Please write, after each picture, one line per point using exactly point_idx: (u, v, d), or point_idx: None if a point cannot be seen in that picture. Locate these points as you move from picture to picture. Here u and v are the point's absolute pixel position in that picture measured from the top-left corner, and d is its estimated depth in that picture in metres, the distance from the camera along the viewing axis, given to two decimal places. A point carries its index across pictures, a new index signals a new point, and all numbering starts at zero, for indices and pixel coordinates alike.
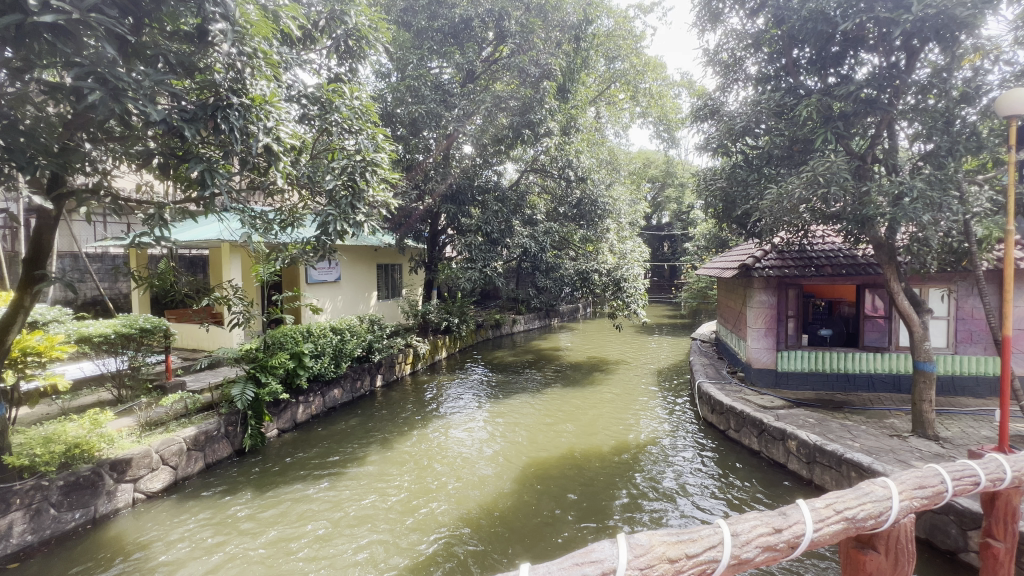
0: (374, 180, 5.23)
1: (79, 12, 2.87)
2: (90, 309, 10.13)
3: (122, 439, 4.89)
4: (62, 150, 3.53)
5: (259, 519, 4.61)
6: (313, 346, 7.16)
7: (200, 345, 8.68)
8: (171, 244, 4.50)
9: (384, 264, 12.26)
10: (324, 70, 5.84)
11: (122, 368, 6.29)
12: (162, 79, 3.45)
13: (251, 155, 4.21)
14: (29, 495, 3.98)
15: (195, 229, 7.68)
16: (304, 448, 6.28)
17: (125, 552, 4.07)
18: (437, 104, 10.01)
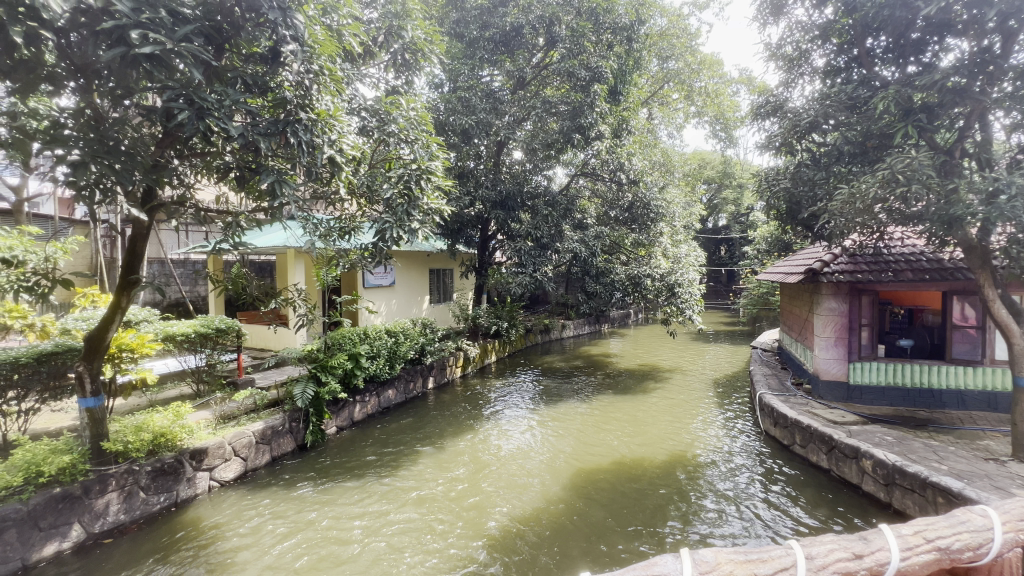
0: (428, 187, 5.38)
1: (173, 43, 3.20)
2: (174, 311, 11.10)
3: (200, 430, 5.30)
4: (154, 167, 3.91)
5: (320, 511, 4.83)
6: (369, 347, 7.46)
7: (268, 345, 9.28)
8: (244, 251, 4.85)
9: (436, 269, 12.55)
10: (382, 83, 6.08)
11: (201, 365, 6.84)
12: (239, 97, 3.75)
13: (316, 167, 4.46)
14: (123, 478, 4.40)
15: (265, 236, 8.24)
16: (360, 445, 6.54)
17: (200, 533, 4.41)
18: (488, 112, 10.21)
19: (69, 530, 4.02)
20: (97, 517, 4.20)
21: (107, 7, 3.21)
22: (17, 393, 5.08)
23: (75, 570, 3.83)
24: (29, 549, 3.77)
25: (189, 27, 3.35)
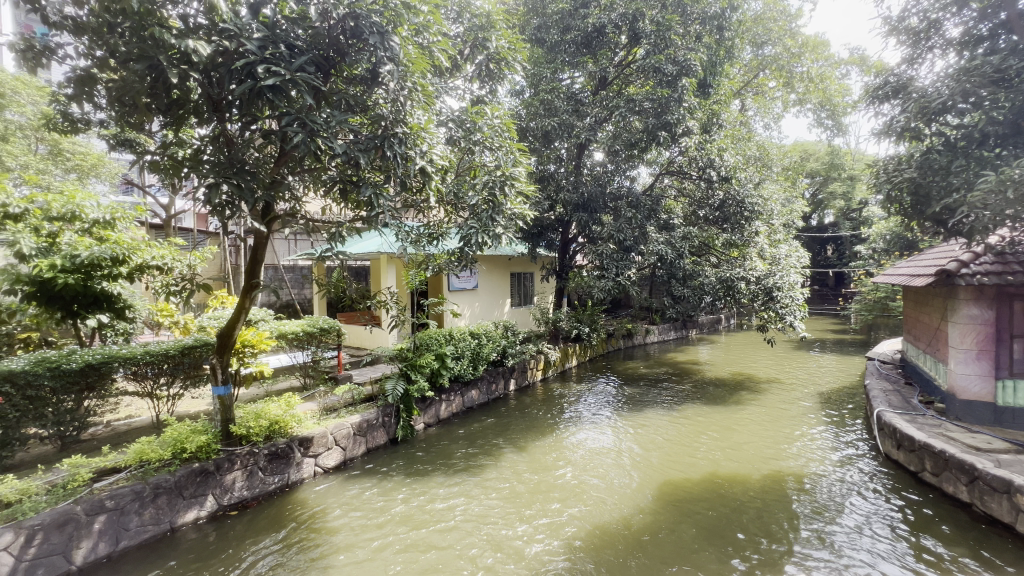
0: (511, 193, 5.50)
1: (291, 74, 3.62)
2: (284, 310, 12.38)
3: (307, 420, 5.86)
4: (272, 183, 4.40)
5: (410, 501, 5.09)
6: (454, 348, 7.78)
7: (364, 343, 10.03)
8: (345, 258, 5.28)
9: (517, 272, 12.73)
10: (467, 93, 6.31)
11: (307, 360, 7.58)
12: (343, 118, 4.11)
13: (409, 177, 4.73)
14: (245, 458, 4.99)
15: (360, 243, 8.92)
16: (446, 442, 6.81)
17: (307, 513, 4.86)
18: (569, 114, 10.20)
19: (204, 501, 4.64)
20: (226, 491, 4.81)
21: (239, 47, 3.68)
22: (167, 379, 5.98)
23: (209, 536, 4.41)
24: (175, 514, 4.42)
25: (303, 59, 3.76)
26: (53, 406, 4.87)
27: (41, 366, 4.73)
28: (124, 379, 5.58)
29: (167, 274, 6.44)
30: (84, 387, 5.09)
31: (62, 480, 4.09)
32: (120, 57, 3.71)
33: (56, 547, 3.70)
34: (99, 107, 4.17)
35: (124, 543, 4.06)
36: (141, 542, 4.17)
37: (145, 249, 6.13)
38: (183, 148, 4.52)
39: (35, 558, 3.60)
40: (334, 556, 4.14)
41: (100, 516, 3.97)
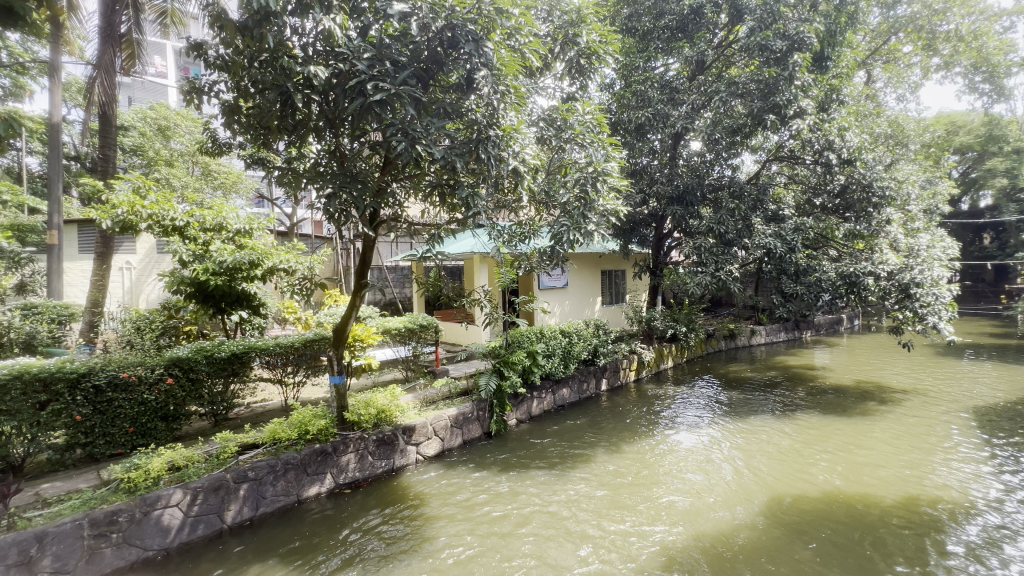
0: (604, 188, 5.39)
1: (396, 88, 3.90)
2: (389, 308, 13.37)
3: (409, 410, 6.27)
4: (378, 191, 4.77)
5: (503, 493, 5.21)
6: (545, 346, 7.84)
7: (459, 340, 10.51)
8: (442, 258, 5.56)
9: (608, 270, 12.46)
10: (558, 92, 6.31)
11: (409, 355, 8.14)
12: (441, 125, 4.32)
13: (502, 179, 4.84)
14: (357, 442, 5.47)
15: (456, 243, 9.39)
16: (538, 438, 6.89)
17: (411, 496, 5.19)
18: (664, 103, 9.76)
19: (324, 478, 5.18)
20: (341, 470, 5.32)
21: (352, 68, 4.09)
22: (292, 369, 6.77)
23: (328, 509, 4.92)
24: (301, 488, 4.98)
25: (406, 73, 4.04)
26: (208, 388, 5.73)
27: (198, 355, 5.60)
28: (260, 367, 6.43)
29: (292, 275, 7.28)
30: (230, 373, 5.93)
31: (215, 451, 4.81)
32: (257, 86, 4.28)
33: (212, 507, 4.38)
34: (240, 132, 4.85)
35: (262, 509, 4.68)
36: (275, 510, 4.77)
37: (275, 254, 7.00)
38: (304, 163, 5.09)
39: (197, 515, 4.29)
40: (435, 537, 4.39)
41: (244, 484, 4.61)
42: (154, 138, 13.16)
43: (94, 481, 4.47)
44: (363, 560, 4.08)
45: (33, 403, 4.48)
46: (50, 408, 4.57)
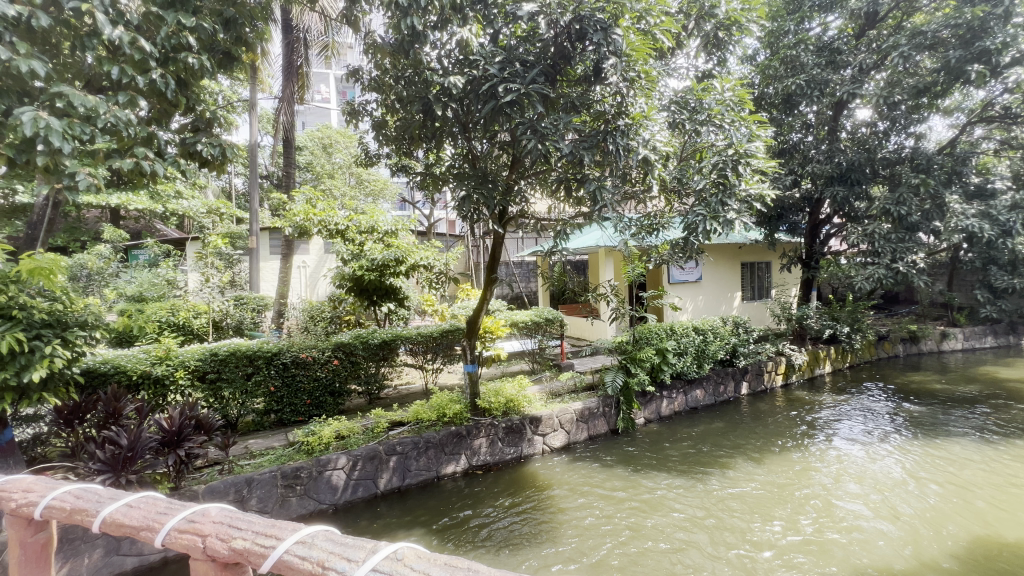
0: (747, 172, 4.86)
1: (526, 87, 4.00)
2: (515, 302, 13.85)
3: (536, 401, 6.43)
4: (506, 190, 4.93)
5: (632, 492, 5.07)
6: (676, 344, 7.41)
7: (584, 335, 10.46)
8: (565, 254, 5.30)
9: (749, 262, 11.28)
10: (691, 71, 5.87)
11: (534, 347, 8.38)
12: (569, 120, 4.30)
13: (631, 168, 4.61)
14: (488, 428, 5.80)
15: (581, 237, 9.35)
16: (668, 440, 6.53)
17: (537, 484, 5.33)
18: (822, 68, 8.47)
19: (459, 458, 5.59)
20: (474, 453, 5.69)
21: (485, 72, 4.30)
22: (431, 356, 7.44)
23: (463, 487, 5.31)
24: (439, 465, 5.45)
25: (535, 71, 4.10)
26: (364, 369, 6.58)
27: (357, 340, 6.47)
28: (405, 354, 7.18)
29: (430, 271, 7.96)
30: (381, 358, 6.74)
31: (371, 425, 5.51)
32: (403, 100, 4.73)
33: (369, 473, 5.04)
34: (388, 143, 5.41)
35: (408, 481, 5.24)
36: (418, 482, 5.30)
37: (416, 252, 7.75)
38: (439, 167, 5.49)
39: (357, 479, 4.97)
40: (562, 524, 4.47)
41: (394, 456, 5.20)
42: (321, 155, 15.44)
43: (283, 441, 5.44)
44: (495, 537, 4.32)
45: (242, 373, 5.61)
46: (253, 378, 5.68)
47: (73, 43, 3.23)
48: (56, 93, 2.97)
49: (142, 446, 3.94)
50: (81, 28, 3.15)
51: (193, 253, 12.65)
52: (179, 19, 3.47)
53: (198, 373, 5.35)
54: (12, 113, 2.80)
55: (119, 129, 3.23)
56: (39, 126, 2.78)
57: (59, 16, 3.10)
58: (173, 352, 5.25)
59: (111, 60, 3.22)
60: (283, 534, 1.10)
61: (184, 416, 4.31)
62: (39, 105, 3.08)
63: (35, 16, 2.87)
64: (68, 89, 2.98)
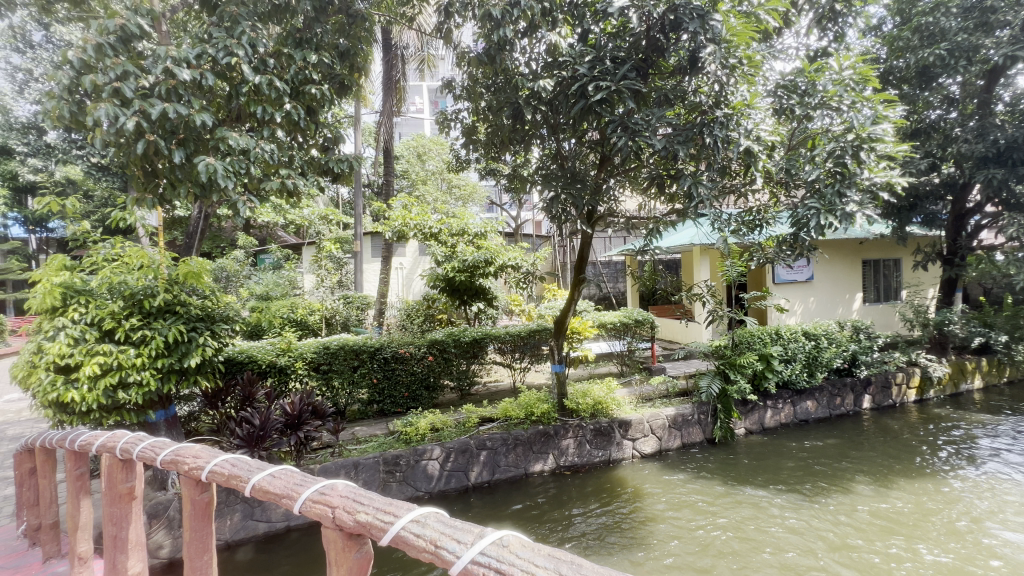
0: (872, 158, 4.32)
1: (617, 86, 3.93)
2: (602, 302, 13.64)
3: (626, 405, 6.29)
4: (595, 191, 4.88)
5: (730, 505, 4.76)
6: (783, 350, 6.80)
7: (676, 336, 10.01)
8: (656, 253, 5.17)
9: (873, 259, 9.99)
10: (802, 50, 5.35)
11: (623, 349, 8.20)
12: (662, 115, 4.12)
13: (732, 161, 4.30)
14: (575, 429, 5.77)
15: (674, 235, 8.93)
16: (773, 453, 6.01)
17: (626, 489, 5.21)
18: (969, 33, 7.25)
19: (547, 457, 5.64)
20: (562, 453, 5.70)
21: (574, 73, 4.27)
22: (519, 355, 7.58)
23: (551, 486, 5.35)
24: (528, 462, 5.55)
25: (626, 68, 4.02)
26: (456, 366, 6.89)
27: (449, 338, 6.81)
28: (494, 352, 7.40)
29: (518, 271, 8.12)
30: (471, 355, 7.01)
31: (463, 419, 5.76)
32: (494, 108, 4.90)
33: (461, 465, 5.27)
34: (480, 149, 5.65)
35: (497, 476, 5.39)
36: (507, 478, 5.44)
37: (505, 253, 7.97)
38: (527, 169, 5.61)
39: (450, 470, 5.23)
40: (653, 531, 4.34)
41: (483, 451, 5.38)
42: (416, 162, 16.46)
43: (385, 429, 5.88)
44: (584, 537, 4.30)
45: (350, 365, 6.16)
46: (359, 370, 6.21)
47: (228, 91, 3.86)
48: (220, 137, 3.58)
49: (270, 427, 4.52)
50: (233, 78, 3.79)
51: (309, 256, 14.19)
52: (306, 58, 4.01)
53: (314, 364, 5.98)
54: (193, 161, 3.43)
55: (262, 158, 3.81)
56: (212, 171, 3.40)
57: (216, 69, 3.72)
58: (293, 344, 5.92)
59: (255, 101, 3.82)
60: (399, 511, 1.21)
61: (303, 402, 4.86)
62: (208, 148, 3.71)
63: (202, 75, 3.54)
64: (227, 131, 3.58)
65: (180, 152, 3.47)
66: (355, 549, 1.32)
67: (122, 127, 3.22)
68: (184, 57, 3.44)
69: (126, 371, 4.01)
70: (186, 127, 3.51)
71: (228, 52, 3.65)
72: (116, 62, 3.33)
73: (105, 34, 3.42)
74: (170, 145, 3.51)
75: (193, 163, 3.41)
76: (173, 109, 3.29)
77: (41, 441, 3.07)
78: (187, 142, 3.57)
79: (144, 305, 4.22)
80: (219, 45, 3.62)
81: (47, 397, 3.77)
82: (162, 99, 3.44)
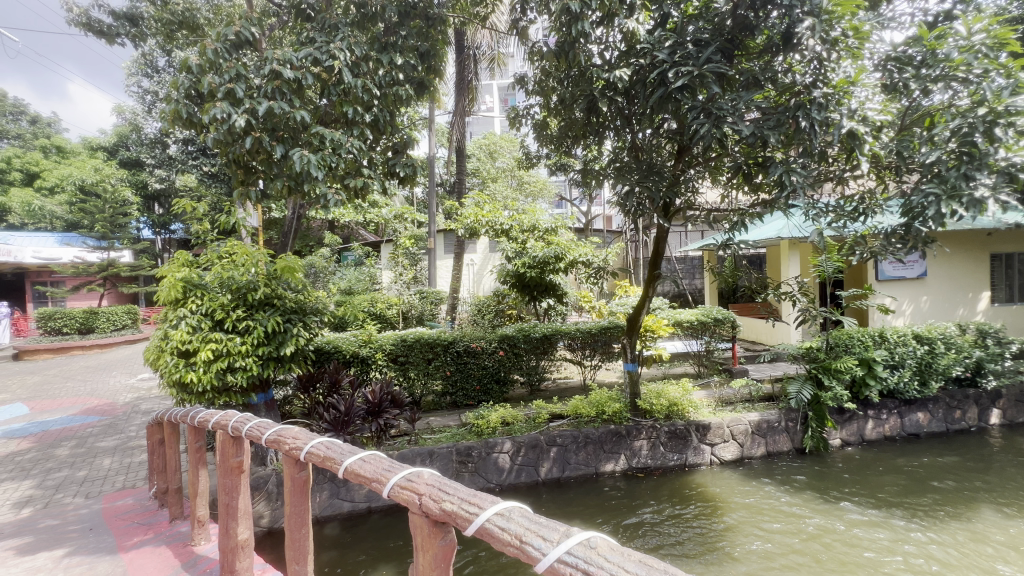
0: (1009, 135, 3.71)
1: (700, 68, 3.71)
2: (677, 300, 13.06)
3: (703, 408, 5.98)
4: (672, 180, 4.65)
5: (823, 522, 4.35)
6: (888, 354, 6.08)
7: (760, 337, 9.34)
8: (740, 248, 4.82)
9: (1004, 254, 8.64)
10: (919, 16, 4.72)
11: (700, 349, 7.78)
12: (752, 97, 3.82)
13: (833, 144, 3.89)
14: (649, 431, 5.58)
15: (760, 228, 8.32)
16: (875, 469, 5.41)
17: (704, 496, 4.94)
18: None
19: (618, 458, 5.51)
20: (634, 454, 5.54)
21: (653, 60, 4.09)
22: (590, 353, 7.45)
23: (623, 487, 5.21)
24: (599, 462, 5.45)
25: (711, 49, 3.77)
26: (525, 361, 6.93)
27: (519, 333, 6.87)
28: (564, 349, 7.35)
29: (589, 267, 8.00)
30: (541, 351, 7.02)
31: (533, 414, 5.77)
32: (567, 101, 4.84)
33: (531, 460, 5.30)
34: (551, 145, 5.62)
35: (567, 473, 5.35)
36: (577, 476, 5.38)
37: (575, 249, 7.89)
38: (599, 162, 5.49)
39: (521, 464, 5.28)
40: (734, 543, 4.08)
41: (554, 447, 5.37)
42: (486, 161, 16.72)
43: (457, 421, 6.05)
44: (658, 542, 4.15)
45: (425, 358, 6.42)
46: (433, 362, 6.45)
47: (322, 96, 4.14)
48: (315, 134, 3.87)
49: (353, 413, 4.83)
50: (327, 84, 4.06)
51: (387, 253, 14.99)
52: (391, 61, 4.22)
53: (392, 356, 6.30)
54: (290, 154, 3.74)
55: (350, 159, 4.06)
56: (306, 161, 3.70)
57: (315, 73, 4.02)
58: (374, 336, 6.27)
59: (347, 102, 4.08)
60: (483, 504, 1.23)
61: (383, 391, 5.13)
62: (303, 145, 4.03)
63: (301, 75, 3.82)
64: (322, 129, 3.86)
65: (280, 147, 3.82)
66: (439, 537, 1.36)
67: (233, 125, 3.58)
68: (287, 58, 3.76)
69: (233, 357, 4.49)
70: (285, 123, 3.85)
71: (329, 54, 3.92)
72: (229, 66, 3.72)
73: (221, 43, 3.82)
74: (272, 141, 3.87)
75: (289, 155, 3.73)
76: (277, 105, 3.64)
77: (168, 415, 3.49)
78: (285, 140, 3.91)
79: (248, 297, 4.67)
80: (321, 47, 3.91)
81: (172, 377, 4.32)
82: (267, 98, 3.78)
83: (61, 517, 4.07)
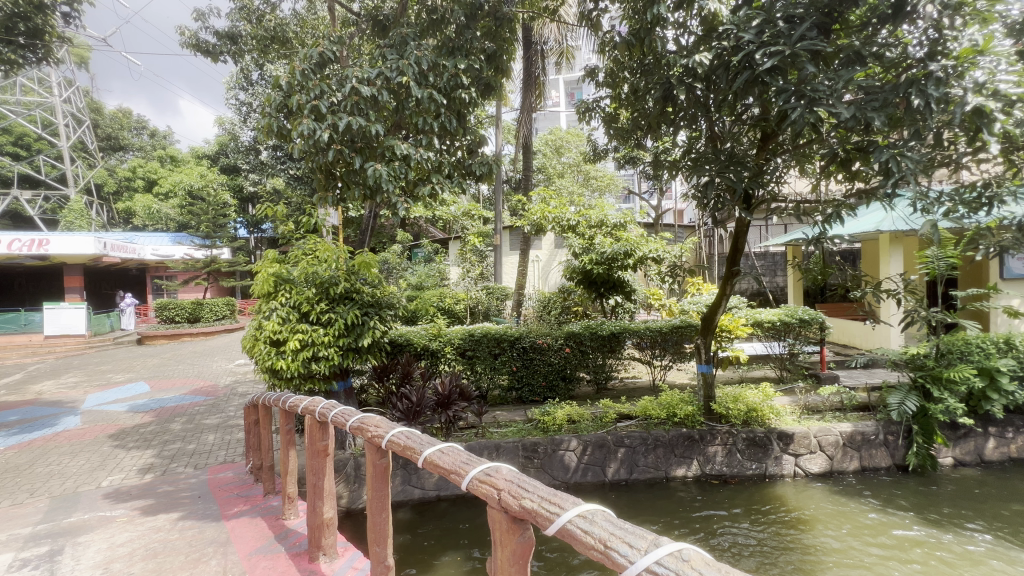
0: None
1: (792, 48, 3.39)
2: (755, 298, 12.24)
3: (786, 415, 5.56)
4: (755, 170, 4.30)
5: (932, 551, 3.86)
6: (1015, 365, 5.30)
7: (853, 341, 8.51)
8: (833, 242, 4.37)
9: None
10: None
11: (783, 352, 7.22)
12: (854, 76, 3.43)
13: (952, 124, 3.41)
14: (725, 436, 5.28)
15: (855, 221, 7.55)
16: (996, 494, 4.73)
17: (788, 511, 4.56)
18: None
19: (691, 463, 5.26)
20: (708, 460, 5.26)
21: (737, 42, 3.79)
22: (660, 352, 7.16)
23: (696, 494, 4.97)
24: (669, 466, 5.25)
25: (806, 26, 3.43)
26: (591, 359, 6.82)
27: (586, 330, 6.77)
28: (632, 347, 7.14)
29: (659, 263, 7.71)
30: (608, 350, 6.88)
31: (600, 413, 5.66)
32: (639, 92, 4.66)
33: (598, 459, 5.20)
34: (621, 139, 5.47)
35: (635, 474, 5.20)
36: (646, 479, 5.21)
37: (645, 244, 7.63)
38: (672, 154, 5.24)
39: (587, 463, 5.19)
40: (825, 566, 3.72)
41: (622, 448, 5.23)
42: (552, 156, 16.63)
43: (523, 416, 6.09)
44: (737, 556, 3.88)
45: (491, 352, 6.51)
46: (499, 357, 6.53)
47: (396, 104, 4.30)
48: (389, 144, 4.06)
49: (425, 404, 5.01)
50: (401, 94, 4.23)
51: (454, 250, 15.43)
52: (463, 64, 4.30)
53: (460, 350, 6.45)
54: (367, 165, 3.98)
55: (421, 163, 4.19)
56: (380, 176, 3.92)
57: (389, 87, 4.20)
58: (443, 330, 6.46)
59: (419, 111, 4.24)
60: (564, 504, 1.21)
61: (453, 384, 5.27)
62: (379, 151, 4.22)
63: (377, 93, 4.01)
64: (395, 142, 4.04)
65: (359, 159, 4.04)
66: (517, 533, 1.35)
67: (319, 139, 3.85)
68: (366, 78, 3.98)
69: (317, 347, 4.82)
70: (364, 134, 4.06)
71: (400, 71, 4.10)
72: (315, 81, 3.99)
73: (308, 61, 4.09)
74: (352, 152, 4.10)
75: (367, 168, 3.95)
76: (356, 122, 3.87)
77: (263, 399, 3.78)
78: (362, 149, 4.13)
79: (331, 291, 4.99)
80: (391, 67, 4.11)
81: (265, 364, 4.72)
82: (347, 113, 4.01)
83: (174, 484, 4.61)
